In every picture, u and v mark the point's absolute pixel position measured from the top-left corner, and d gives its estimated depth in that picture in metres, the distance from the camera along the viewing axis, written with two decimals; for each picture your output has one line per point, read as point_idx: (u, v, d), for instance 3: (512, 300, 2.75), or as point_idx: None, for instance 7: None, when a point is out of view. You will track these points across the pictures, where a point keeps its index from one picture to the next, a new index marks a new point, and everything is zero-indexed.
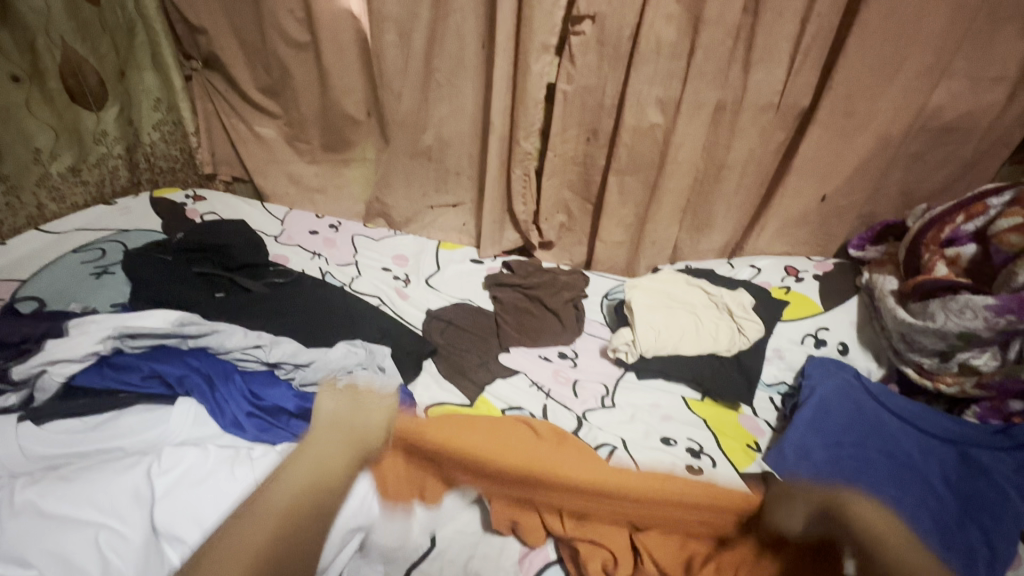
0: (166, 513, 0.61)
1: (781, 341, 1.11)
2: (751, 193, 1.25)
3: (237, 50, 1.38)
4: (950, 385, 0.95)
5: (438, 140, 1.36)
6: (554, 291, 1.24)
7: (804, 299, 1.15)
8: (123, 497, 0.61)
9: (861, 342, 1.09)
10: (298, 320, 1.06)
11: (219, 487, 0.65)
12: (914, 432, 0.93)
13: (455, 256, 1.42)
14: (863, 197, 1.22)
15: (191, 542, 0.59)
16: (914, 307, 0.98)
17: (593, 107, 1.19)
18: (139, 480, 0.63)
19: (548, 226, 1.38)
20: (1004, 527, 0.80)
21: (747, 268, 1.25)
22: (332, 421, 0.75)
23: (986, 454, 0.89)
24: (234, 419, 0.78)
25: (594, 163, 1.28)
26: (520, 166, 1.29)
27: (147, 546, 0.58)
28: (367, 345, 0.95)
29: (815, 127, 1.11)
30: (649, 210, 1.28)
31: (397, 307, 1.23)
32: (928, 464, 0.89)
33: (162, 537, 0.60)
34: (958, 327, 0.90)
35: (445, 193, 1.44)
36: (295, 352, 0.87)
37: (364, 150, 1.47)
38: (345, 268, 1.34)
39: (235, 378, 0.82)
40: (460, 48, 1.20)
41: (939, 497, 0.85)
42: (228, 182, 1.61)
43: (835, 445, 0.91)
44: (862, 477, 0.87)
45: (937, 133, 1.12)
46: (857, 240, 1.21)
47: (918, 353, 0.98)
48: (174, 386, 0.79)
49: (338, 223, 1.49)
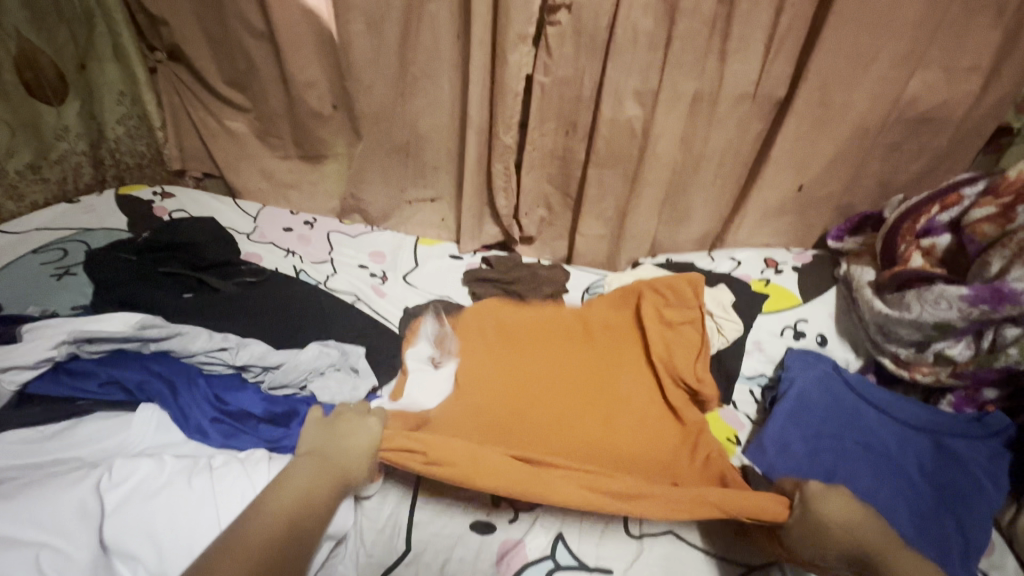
0: (118, 529, 0.57)
1: (761, 333, 1.10)
2: (729, 184, 1.25)
3: (201, 41, 1.33)
4: (926, 375, 0.95)
5: (414, 134, 1.33)
6: (533, 286, 1.22)
7: (783, 291, 1.15)
8: (71, 514, 0.57)
9: (839, 334, 1.09)
10: (269, 321, 1.03)
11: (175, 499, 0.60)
12: (891, 423, 0.93)
13: (433, 252, 1.40)
14: (841, 187, 1.23)
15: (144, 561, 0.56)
16: (891, 298, 0.98)
17: (571, 99, 1.17)
18: (87, 495, 0.59)
19: (528, 220, 1.37)
20: (977, 516, 0.81)
21: (726, 261, 1.25)
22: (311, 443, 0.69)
23: (961, 444, 0.89)
24: (198, 426, 0.75)
25: (572, 157, 1.26)
26: (501, 159, 1.26)
27: (94, 564, 0.55)
28: (340, 345, 0.92)
29: (791, 118, 1.11)
30: (629, 203, 1.28)
31: (374, 305, 1.21)
32: (904, 455, 0.89)
33: (112, 555, 0.56)
34: (933, 317, 0.89)
35: (423, 187, 1.42)
36: (264, 354, 0.85)
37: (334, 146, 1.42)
38: (320, 266, 1.30)
39: (199, 383, 0.79)
40: (435, 39, 1.17)
41: (914, 486, 0.85)
42: (198, 178, 1.57)
43: (814, 436, 0.92)
44: (841, 469, 0.87)
45: (912, 123, 1.12)
46: (835, 231, 1.21)
47: (895, 344, 0.98)
48: (133, 392, 0.76)
49: (314, 220, 1.46)
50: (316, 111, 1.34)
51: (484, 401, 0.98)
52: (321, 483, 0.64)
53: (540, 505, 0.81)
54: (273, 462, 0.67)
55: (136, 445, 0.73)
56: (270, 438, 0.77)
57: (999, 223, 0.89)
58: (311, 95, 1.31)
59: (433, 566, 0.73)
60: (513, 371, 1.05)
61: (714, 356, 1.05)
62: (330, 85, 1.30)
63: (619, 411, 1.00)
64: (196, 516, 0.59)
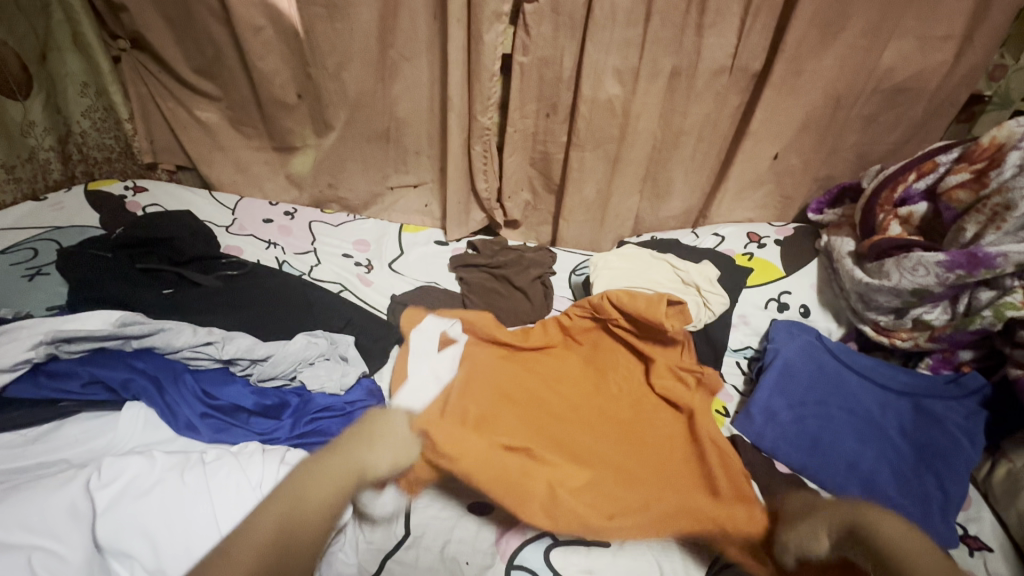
0: (111, 530, 0.56)
1: (745, 307, 1.12)
2: (709, 159, 1.26)
3: (163, 27, 1.27)
4: (905, 340, 0.97)
5: (394, 120, 1.31)
6: (521, 269, 1.22)
7: (766, 264, 1.16)
8: (60, 516, 0.56)
9: (821, 304, 1.11)
10: (254, 314, 1.01)
11: (168, 495, 0.59)
12: (872, 387, 0.96)
13: (418, 238, 1.39)
14: (819, 159, 1.24)
15: (139, 558, 0.54)
16: (870, 267, 0.99)
17: (552, 79, 1.16)
18: (76, 496, 0.58)
19: (512, 204, 1.37)
20: (956, 472, 0.84)
21: (710, 237, 1.27)
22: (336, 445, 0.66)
23: (938, 405, 0.92)
24: (187, 421, 0.75)
25: (554, 139, 1.25)
26: (480, 143, 1.25)
27: (89, 565, 0.54)
28: (328, 334, 0.92)
29: (768, 91, 1.12)
30: (613, 182, 1.28)
31: (361, 293, 1.20)
32: (886, 417, 0.92)
33: (107, 554, 0.55)
34: (912, 284, 0.91)
35: (405, 173, 1.40)
36: (251, 347, 0.83)
37: (305, 136, 1.37)
38: (303, 257, 1.28)
39: (186, 379, 0.77)
40: (410, 20, 1.14)
41: (895, 447, 0.88)
42: (171, 171, 1.52)
43: (799, 404, 0.94)
44: (826, 435, 0.90)
45: (888, 95, 1.13)
46: (815, 204, 1.24)
47: (875, 312, 1.00)
48: (118, 391, 0.74)
49: (294, 210, 1.43)
50: (281, 99, 1.29)
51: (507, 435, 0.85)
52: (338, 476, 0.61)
53: None
54: (266, 454, 0.65)
55: (124, 443, 0.72)
56: (262, 431, 0.77)
57: (973, 189, 0.91)
58: (284, 80, 1.27)
59: (433, 549, 0.74)
60: (518, 404, 0.93)
61: (702, 330, 1.06)
62: (293, 72, 1.26)
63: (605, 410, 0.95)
64: (189, 511, 0.58)
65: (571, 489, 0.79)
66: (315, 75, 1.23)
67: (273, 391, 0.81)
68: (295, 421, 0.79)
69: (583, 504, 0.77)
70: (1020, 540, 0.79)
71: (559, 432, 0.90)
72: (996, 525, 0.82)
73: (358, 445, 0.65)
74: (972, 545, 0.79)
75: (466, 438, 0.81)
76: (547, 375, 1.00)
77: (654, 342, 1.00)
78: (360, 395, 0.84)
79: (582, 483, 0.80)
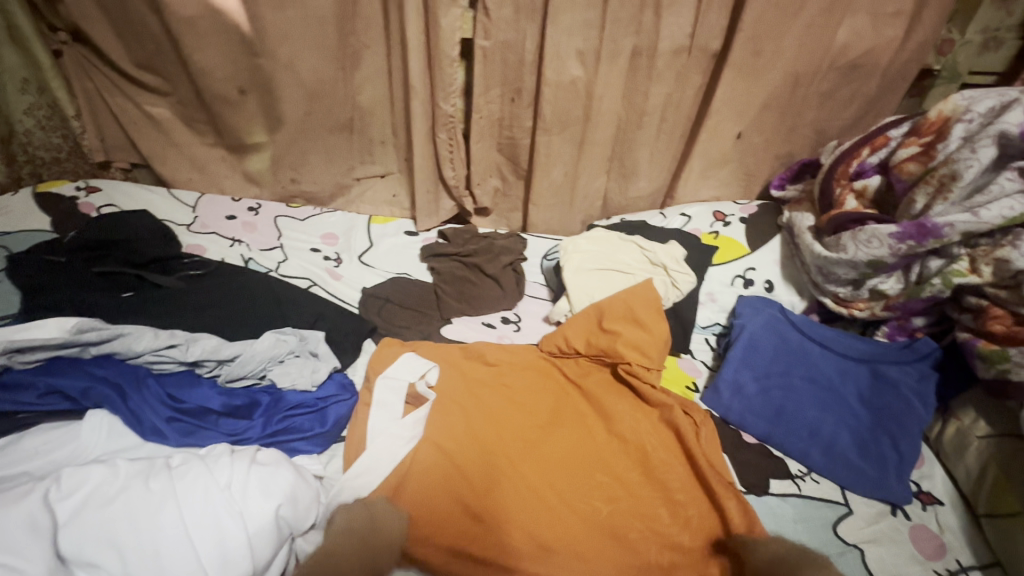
0: (75, 540, 0.55)
1: (712, 285, 1.15)
2: (673, 140, 1.27)
3: (105, 17, 1.21)
4: (862, 310, 1.01)
5: (356, 110, 1.28)
6: (492, 256, 1.22)
7: (731, 242, 1.20)
8: (18, 531, 0.54)
9: (784, 279, 1.15)
10: (220, 314, 0.99)
11: (133, 502, 0.58)
12: (833, 357, 1.00)
13: (388, 229, 1.38)
14: (780, 136, 1.27)
15: (107, 567, 0.53)
16: (828, 241, 1.03)
17: (514, 64, 1.15)
18: (35, 508, 0.56)
19: (481, 190, 1.36)
20: (909, 433, 0.89)
21: (677, 217, 1.28)
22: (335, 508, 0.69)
23: (895, 370, 0.96)
24: (153, 426, 0.73)
25: (519, 124, 1.24)
26: (445, 131, 1.24)
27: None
28: (297, 331, 0.90)
29: (728, 70, 1.13)
30: (579, 165, 1.29)
31: (330, 288, 1.18)
32: (845, 384, 0.96)
33: (72, 565, 0.53)
34: (866, 256, 0.95)
35: (371, 163, 1.38)
36: (217, 347, 0.82)
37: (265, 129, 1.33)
38: (269, 253, 1.25)
39: (150, 384, 0.76)
40: (367, 5, 1.11)
41: (854, 413, 0.92)
42: (126, 169, 1.47)
43: (764, 376, 0.97)
44: (789, 404, 0.93)
45: (843, 71, 1.15)
46: (777, 181, 1.27)
47: (834, 284, 1.04)
48: (78, 399, 0.72)
49: (258, 206, 1.40)
50: (236, 91, 1.26)
51: (462, 449, 0.81)
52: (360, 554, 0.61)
53: None
54: (235, 455, 0.65)
55: (88, 452, 0.70)
56: (233, 432, 0.76)
57: (921, 161, 0.94)
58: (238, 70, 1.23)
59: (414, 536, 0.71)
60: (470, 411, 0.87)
61: (670, 310, 1.08)
62: (248, 62, 1.22)
63: (574, 433, 0.87)
64: (157, 516, 0.57)
65: (532, 534, 0.73)
66: (267, 65, 1.20)
67: (242, 391, 0.80)
68: (267, 420, 0.79)
69: (550, 527, 0.74)
70: (969, 494, 0.83)
71: (522, 440, 0.85)
72: (947, 481, 0.87)
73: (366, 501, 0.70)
74: (925, 500, 0.84)
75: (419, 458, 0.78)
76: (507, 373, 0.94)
77: (627, 334, 0.95)
78: (333, 390, 0.85)
79: (546, 499, 0.77)
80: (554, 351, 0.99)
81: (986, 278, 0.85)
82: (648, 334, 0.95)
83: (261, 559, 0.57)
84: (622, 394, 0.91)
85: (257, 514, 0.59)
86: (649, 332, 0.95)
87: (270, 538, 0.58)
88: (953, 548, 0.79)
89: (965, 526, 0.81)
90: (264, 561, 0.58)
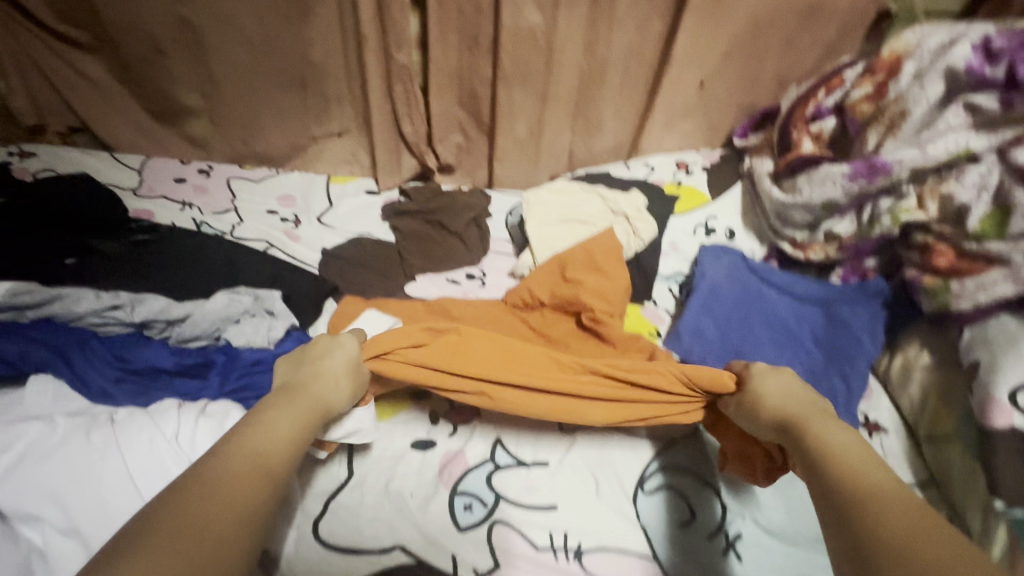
0: (14, 494, 0.53)
1: (675, 235, 1.15)
2: (637, 90, 1.25)
3: None
4: (818, 253, 1.03)
5: (307, 65, 1.22)
6: (455, 212, 1.20)
7: (693, 191, 1.21)
8: None
9: (745, 227, 1.16)
10: (171, 277, 0.95)
11: (74, 458, 0.56)
12: (789, 299, 1.02)
13: (348, 189, 1.34)
14: (743, 85, 1.25)
15: (51, 520, 0.53)
16: (785, 185, 1.05)
17: (470, 10, 1.10)
18: None
19: (444, 147, 1.32)
20: (859, 369, 0.92)
21: (641, 168, 1.27)
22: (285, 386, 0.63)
23: (848, 310, 0.99)
24: (102, 390, 0.71)
25: (479, 75, 1.20)
26: (401, 83, 1.19)
27: None
28: (252, 291, 0.88)
29: (689, 14, 1.10)
30: (542, 119, 1.26)
31: (289, 249, 1.14)
32: (800, 325, 0.99)
33: (14, 520, 0.52)
34: (821, 198, 0.97)
35: (327, 122, 1.32)
36: (165, 309, 0.78)
37: (211, 86, 1.26)
38: (223, 217, 1.21)
39: (94, 345, 0.73)
40: None
41: (808, 350, 0.96)
42: (63, 134, 1.37)
43: (724, 320, 0.99)
44: (747, 345, 0.96)
45: (804, 15, 1.14)
46: (741, 130, 1.28)
47: (792, 228, 1.06)
48: (19, 365, 0.70)
49: (209, 168, 1.34)
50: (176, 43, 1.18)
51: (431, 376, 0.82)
52: (297, 420, 0.57)
53: (477, 417, 0.83)
54: (183, 408, 0.62)
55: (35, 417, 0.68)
56: (187, 392, 0.75)
57: (874, 101, 0.96)
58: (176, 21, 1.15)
59: (376, 485, 0.74)
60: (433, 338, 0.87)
61: (634, 260, 1.09)
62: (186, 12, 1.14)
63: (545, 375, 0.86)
64: (101, 468, 0.55)
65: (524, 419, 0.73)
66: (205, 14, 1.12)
67: (196, 351, 0.78)
68: (223, 379, 0.76)
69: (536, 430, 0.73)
70: (912, 421, 0.88)
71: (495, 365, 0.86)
72: (892, 410, 0.91)
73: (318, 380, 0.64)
74: (871, 429, 0.89)
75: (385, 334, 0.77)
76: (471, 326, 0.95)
77: (588, 283, 0.94)
78: (291, 346, 0.83)
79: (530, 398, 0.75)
80: (519, 304, 0.99)
81: (932, 214, 0.88)
82: (607, 278, 0.96)
83: None
84: (585, 338, 0.93)
85: None
86: (609, 277, 0.96)
87: None
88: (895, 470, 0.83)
89: (907, 449, 0.86)
90: None
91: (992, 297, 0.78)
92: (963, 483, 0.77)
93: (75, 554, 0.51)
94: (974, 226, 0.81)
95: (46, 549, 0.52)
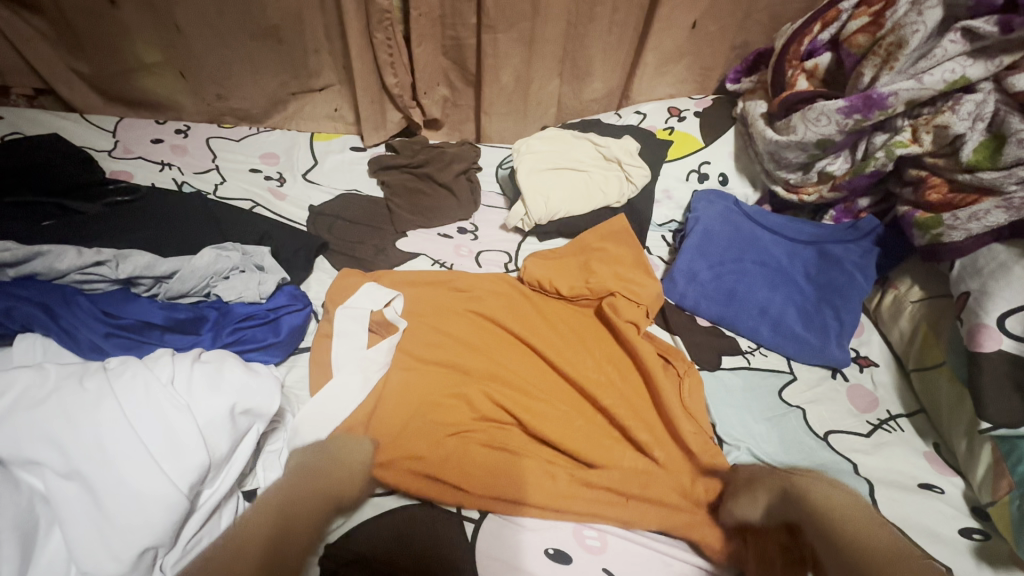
0: (8, 441, 0.53)
1: (668, 182, 1.14)
2: (626, 33, 1.21)
3: None
4: (811, 194, 1.02)
5: (282, 14, 1.16)
6: (443, 165, 1.17)
7: (686, 136, 1.17)
8: None
9: (738, 171, 1.15)
10: (155, 235, 0.93)
11: (67, 403, 0.56)
12: (782, 241, 1.02)
13: (332, 146, 1.30)
14: (735, 24, 1.21)
15: (48, 463, 0.52)
16: (779, 125, 1.02)
17: None
18: None
19: (429, 100, 1.27)
20: (851, 304, 0.93)
21: (632, 115, 1.25)
22: (302, 469, 0.63)
23: (840, 248, 0.99)
24: (91, 344, 0.70)
25: (462, 21, 1.15)
26: (382, 30, 1.14)
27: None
28: (239, 247, 0.86)
29: None
30: (530, 66, 1.22)
31: (275, 207, 1.11)
32: (793, 265, 1.00)
33: (12, 466, 0.52)
34: (815, 135, 0.94)
35: (307, 75, 1.27)
36: (151, 264, 0.77)
37: (180, 40, 1.21)
38: (204, 176, 1.17)
39: (80, 301, 0.72)
40: None
41: (800, 289, 0.96)
42: (29, 97, 1.30)
43: (718, 264, 0.99)
44: (741, 287, 0.96)
45: None
46: (733, 74, 1.23)
47: (785, 170, 1.04)
48: (2, 321, 0.68)
49: (186, 127, 1.30)
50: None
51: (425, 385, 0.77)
52: (314, 505, 0.60)
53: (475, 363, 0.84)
54: (176, 355, 0.63)
55: None
56: (180, 346, 0.74)
57: (870, 32, 0.93)
58: None
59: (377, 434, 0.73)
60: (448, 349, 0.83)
61: (626, 208, 1.08)
62: None
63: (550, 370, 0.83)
64: (95, 410, 0.55)
65: (497, 476, 0.68)
66: None
67: (187, 306, 0.77)
68: (217, 333, 0.76)
69: (500, 478, 0.68)
70: (901, 354, 0.90)
71: (489, 366, 0.82)
72: (882, 344, 0.93)
73: (332, 466, 0.64)
74: (862, 364, 0.90)
75: (393, 393, 0.75)
76: (481, 301, 0.91)
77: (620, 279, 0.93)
78: (283, 300, 0.82)
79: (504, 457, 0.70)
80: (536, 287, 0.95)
81: (926, 147, 0.86)
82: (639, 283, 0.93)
83: (218, 450, 0.57)
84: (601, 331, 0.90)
85: (206, 408, 0.58)
86: (642, 283, 0.94)
87: (226, 427, 0.58)
88: (885, 401, 0.85)
89: (897, 382, 0.88)
90: (222, 452, 0.57)
91: (984, 227, 0.79)
92: (951, 409, 0.78)
93: (79, 495, 0.51)
94: (968, 157, 0.81)
95: (46, 493, 0.51)
